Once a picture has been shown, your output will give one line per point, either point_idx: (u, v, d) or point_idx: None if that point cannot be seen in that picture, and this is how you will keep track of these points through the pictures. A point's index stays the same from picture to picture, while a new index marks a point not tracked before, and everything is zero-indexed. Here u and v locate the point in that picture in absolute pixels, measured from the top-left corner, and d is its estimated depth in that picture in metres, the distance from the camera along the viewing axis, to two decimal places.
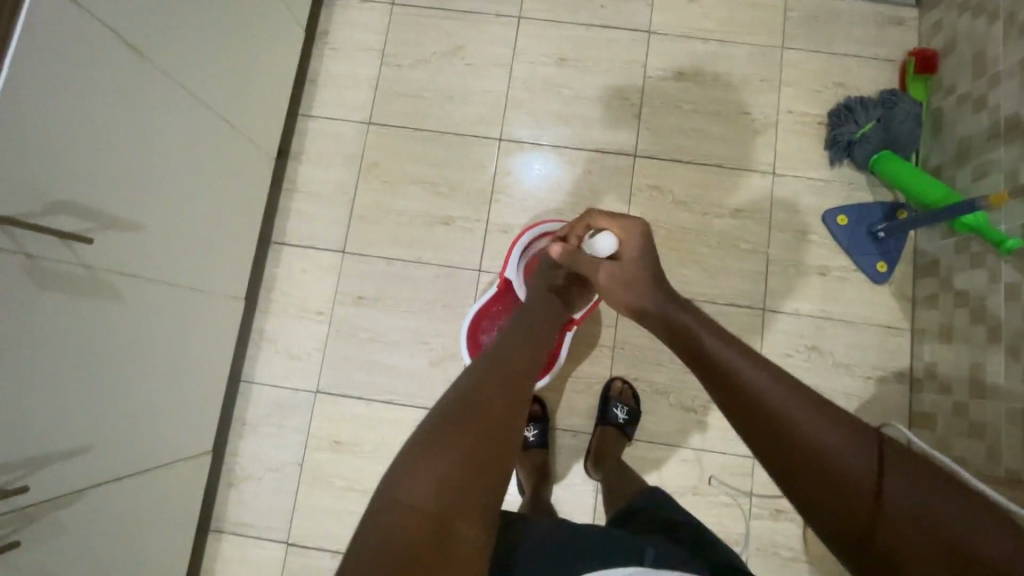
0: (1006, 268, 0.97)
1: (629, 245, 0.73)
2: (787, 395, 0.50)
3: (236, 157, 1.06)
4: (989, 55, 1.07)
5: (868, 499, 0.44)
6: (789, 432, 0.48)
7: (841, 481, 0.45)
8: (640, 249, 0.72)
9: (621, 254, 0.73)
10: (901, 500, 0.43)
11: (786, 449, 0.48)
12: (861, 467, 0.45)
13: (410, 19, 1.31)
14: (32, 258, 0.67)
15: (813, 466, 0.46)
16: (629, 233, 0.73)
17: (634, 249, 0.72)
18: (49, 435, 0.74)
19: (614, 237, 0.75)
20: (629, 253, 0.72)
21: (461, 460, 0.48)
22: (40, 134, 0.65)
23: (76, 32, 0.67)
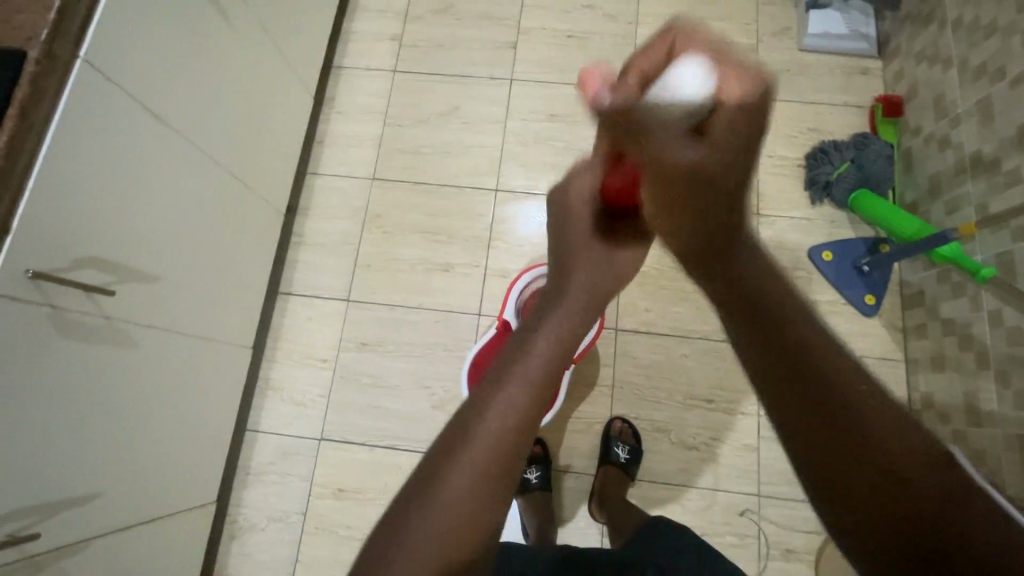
0: (986, 296, 1.00)
1: (724, 115, 0.45)
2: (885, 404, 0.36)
3: (247, 211, 1.12)
4: (948, 98, 1.14)
5: (921, 496, 0.33)
6: (866, 450, 0.35)
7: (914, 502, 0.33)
8: (740, 123, 0.45)
9: (710, 128, 0.45)
10: (997, 537, 0.32)
11: (866, 467, 0.35)
12: (938, 492, 0.33)
13: (410, 83, 1.42)
14: (57, 309, 0.72)
15: (888, 485, 0.34)
16: (737, 80, 0.45)
17: (728, 130, 0.45)
18: (64, 483, 0.76)
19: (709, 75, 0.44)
20: (722, 132, 0.45)
21: (475, 475, 0.40)
22: (71, 194, 0.71)
23: (109, 105, 0.75)
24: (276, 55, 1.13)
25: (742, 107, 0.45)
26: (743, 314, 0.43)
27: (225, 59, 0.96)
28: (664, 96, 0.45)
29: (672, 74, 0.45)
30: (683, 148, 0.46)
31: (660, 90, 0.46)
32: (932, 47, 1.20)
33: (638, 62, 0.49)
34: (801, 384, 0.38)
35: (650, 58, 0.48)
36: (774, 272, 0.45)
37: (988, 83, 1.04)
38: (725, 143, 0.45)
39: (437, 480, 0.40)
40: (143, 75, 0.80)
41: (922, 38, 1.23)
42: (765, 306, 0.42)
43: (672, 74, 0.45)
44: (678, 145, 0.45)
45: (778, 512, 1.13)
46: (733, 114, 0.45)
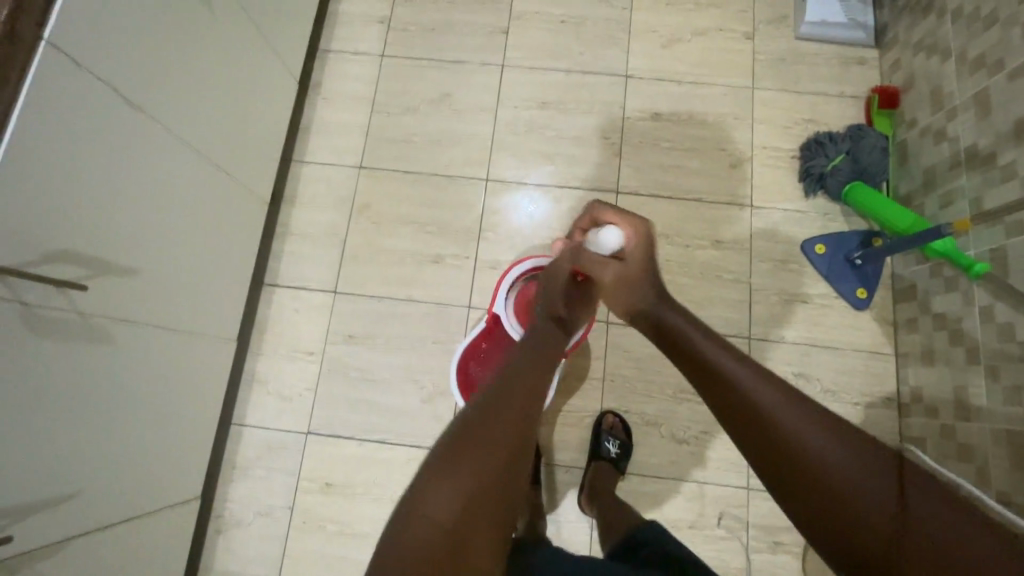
0: (978, 291, 1.00)
1: (633, 243, 0.72)
2: (813, 426, 0.47)
3: (229, 201, 1.09)
4: (945, 90, 1.13)
5: (882, 519, 0.42)
6: (811, 474, 0.45)
7: (858, 508, 0.43)
8: (642, 247, 0.72)
9: (626, 254, 0.72)
10: (922, 517, 0.41)
11: (810, 486, 0.45)
12: (874, 491, 0.43)
13: (399, 68, 1.38)
14: (27, 305, 0.69)
15: (836, 499, 0.44)
16: (632, 223, 0.73)
17: (636, 251, 0.72)
18: (37, 483, 0.74)
19: (619, 232, 0.72)
20: (632, 253, 0.72)
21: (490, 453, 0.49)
22: (39, 185, 0.68)
23: (79, 87, 0.71)
24: (259, 39, 1.09)
25: (640, 238, 0.72)
26: (705, 384, 0.54)
27: (205, 43, 0.93)
28: (594, 243, 0.73)
29: (601, 234, 0.72)
30: (612, 259, 0.72)
31: (592, 245, 0.73)
32: (930, 37, 1.18)
33: (578, 227, 0.78)
34: (760, 436, 0.48)
35: (582, 221, 0.78)
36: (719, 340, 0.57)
37: (986, 75, 1.03)
38: (638, 259, 0.71)
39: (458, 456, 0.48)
40: (115, 59, 0.76)
41: (921, 28, 1.21)
42: (720, 379, 0.53)
43: (601, 234, 0.72)
44: (608, 262, 0.71)
45: (767, 505, 1.13)
46: (637, 241, 0.72)
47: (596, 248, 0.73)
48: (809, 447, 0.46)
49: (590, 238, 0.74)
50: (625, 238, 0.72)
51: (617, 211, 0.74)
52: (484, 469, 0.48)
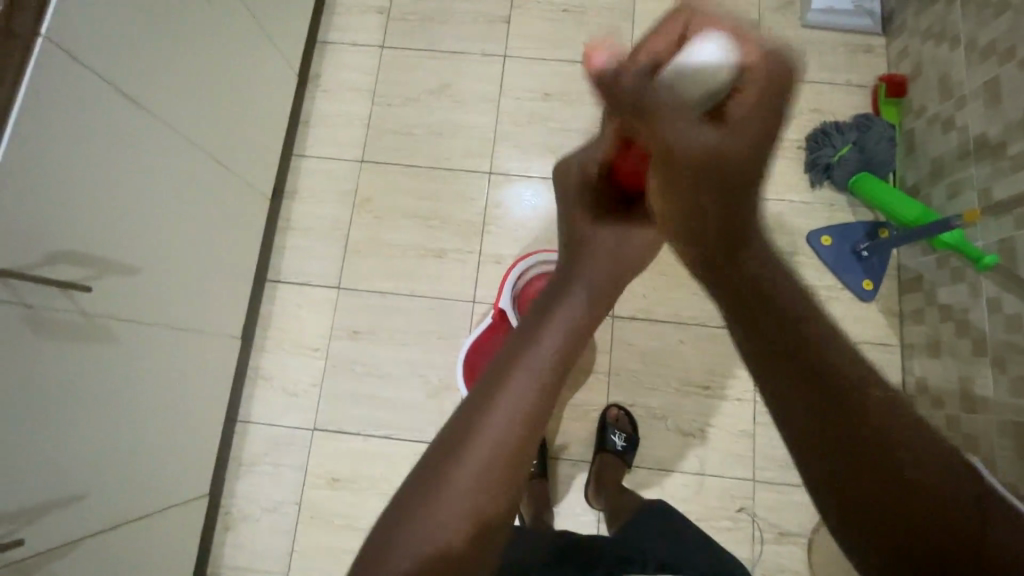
0: (986, 282, 0.99)
1: (749, 87, 0.41)
2: (892, 411, 0.37)
3: (230, 198, 1.08)
4: (954, 78, 1.12)
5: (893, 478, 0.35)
6: (894, 469, 0.35)
7: (941, 514, 0.34)
8: (763, 97, 0.41)
9: (732, 105, 0.41)
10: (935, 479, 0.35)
11: (884, 481, 0.35)
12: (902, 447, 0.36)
13: (399, 59, 1.36)
14: (30, 308, 0.68)
15: (918, 498, 0.35)
16: (757, 57, 0.41)
17: (753, 102, 0.41)
18: (48, 485, 0.74)
19: (728, 57, 0.41)
20: (746, 109, 0.41)
21: (457, 496, 0.40)
22: (40, 185, 0.67)
23: (77, 84, 0.70)
24: (257, 31, 1.07)
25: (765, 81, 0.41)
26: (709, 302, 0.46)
27: (203, 35, 0.91)
28: (684, 78, 0.41)
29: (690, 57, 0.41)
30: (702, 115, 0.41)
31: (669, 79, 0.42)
32: (940, 24, 1.16)
33: (648, 46, 0.44)
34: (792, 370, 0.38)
35: (664, 37, 0.44)
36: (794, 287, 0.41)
37: (996, 63, 1.02)
38: (749, 123, 0.41)
39: (419, 508, 0.40)
40: (112, 55, 0.75)
41: (929, 15, 1.19)
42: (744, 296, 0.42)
43: (691, 56, 0.41)
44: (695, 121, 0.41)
45: (773, 496, 1.14)
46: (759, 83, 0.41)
47: (676, 86, 0.41)
48: (894, 430, 0.36)
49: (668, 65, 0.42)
50: (735, 72, 0.41)
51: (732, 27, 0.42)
52: (447, 533, 0.39)
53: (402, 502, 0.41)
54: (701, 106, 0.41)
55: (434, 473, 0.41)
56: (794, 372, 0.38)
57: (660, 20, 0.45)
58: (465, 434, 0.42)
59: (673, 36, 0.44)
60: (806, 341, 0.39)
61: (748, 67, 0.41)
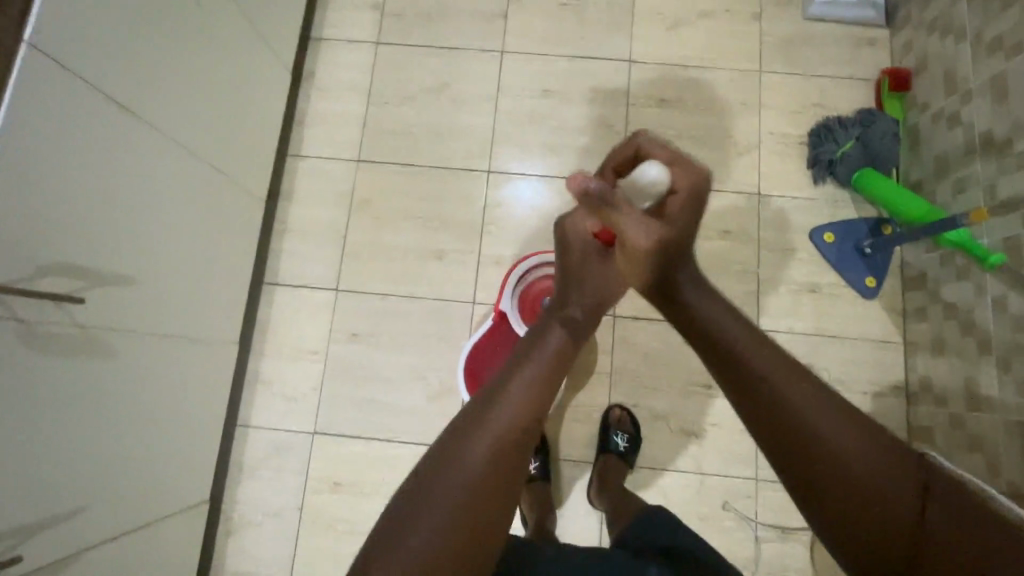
0: (991, 281, 0.99)
1: (681, 194, 0.57)
2: (846, 430, 0.44)
3: (225, 202, 1.06)
4: (960, 73, 1.10)
5: (843, 482, 0.43)
6: (844, 475, 0.43)
7: (889, 514, 0.42)
8: (691, 200, 0.57)
9: (668, 207, 0.57)
10: (879, 478, 0.43)
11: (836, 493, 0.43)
12: (852, 455, 0.44)
13: (395, 57, 1.33)
14: (22, 322, 0.66)
15: (878, 515, 0.43)
16: (683, 171, 0.58)
17: (683, 204, 0.57)
18: (45, 499, 0.73)
19: (668, 173, 0.57)
20: (678, 208, 0.57)
21: (455, 501, 0.43)
22: (28, 197, 0.65)
23: (64, 91, 0.68)
24: (249, 30, 1.04)
25: (693, 190, 0.57)
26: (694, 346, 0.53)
27: (194, 36, 0.88)
28: (635, 184, 0.57)
29: (641, 172, 0.56)
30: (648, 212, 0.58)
31: (628, 186, 0.57)
32: (944, 17, 1.14)
33: (613, 163, 0.62)
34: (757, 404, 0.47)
35: (622, 157, 0.61)
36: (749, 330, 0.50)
37: (1003, 57, 1.00)
38: (682, 217, 0.57)
39: (428, 497, 0.44)
40: (100, 59, 0.72)
41: (934, 7, 1.17)
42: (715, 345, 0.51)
43: (642, 171, 0.56)
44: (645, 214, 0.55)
45: (776, 496, 1.14)
46: (687, 190, 0.57)
47: (636, 191, 0.57)
48: (841, 443, 0.44)
49: (627, 177, 0.58)
50: (670, 185, 0.57)
51: (671, 151, 0.58)
52: (453, 519, 0.43)
53: (404, 508, 0.44)
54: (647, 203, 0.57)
55: (433, 481, 0.44)
56: (756, 403, 0.47)
57: (618, 146, 0.62)
58: (462, 445, 0.46)
59: (628, 153, 0.61)
60: (762, 375, 0.47)
61: (678, 182, 0.58)
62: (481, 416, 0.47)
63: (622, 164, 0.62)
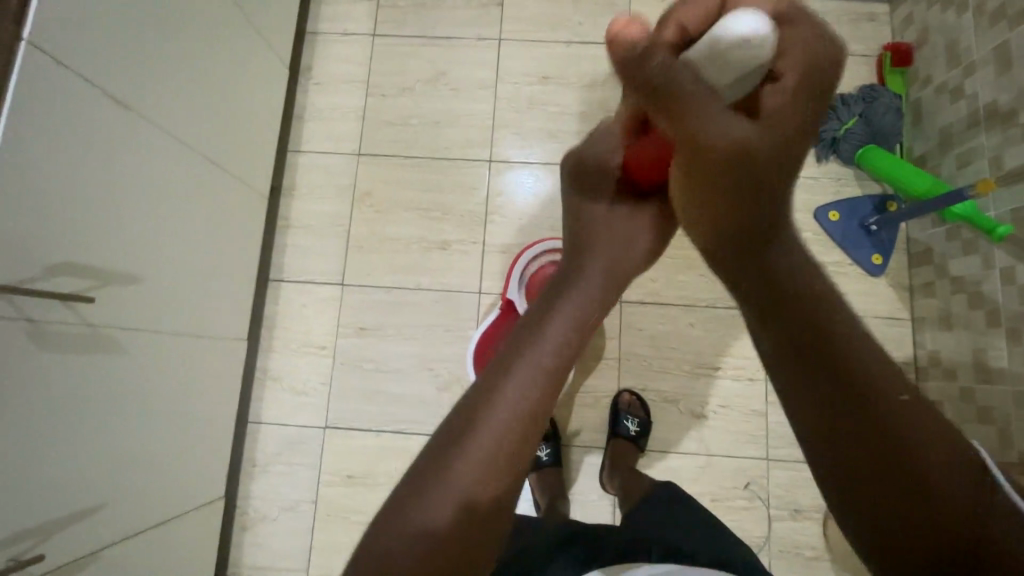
0: (998, 253, 0.98)
1: (791, 68, 0.44)
2: (906, 409, 0.38)
3: (227, 198, 1.06)
4: (962, 45, 1.09)
5: (895, 458, 0.37)
6: (890, 447, 0.38)
7: (929, 504, 0.37)
8: (805, 71, 0.44)
9: (763, 96, 0.44)
10: (930, 464, 0.37)
11: (885, 463, 0.38)
12: (911, 436, 0.38)
13: (391, 48, 1.32)
14: (33, 322, 0.67)
15: (916, 500, 0.37)
16: (791, 45, 0.45)
17: (790, 89, 0.44)
18: (64, 499, 0.74)
19: (770, 32, 0.44)
20: (781, 96, 0.44)
21: (462, 490, 0.41)
22: (34, 197, 0.65)
23: (63, 88, 0.67)
24: (244, 24, 1.04)
25: (810, 64, 0.44)
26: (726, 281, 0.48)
27: (191, 31, 0.88)
28: (713, 49, 0.43)
29: (732, 28, 0.43)
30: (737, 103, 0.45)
31: (714, 44, 0.43)
32: None
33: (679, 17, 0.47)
34: (810, 347, 0.41)
35: (692, 20, 0.47)
36: (806, 269, 0.44)
37: (1007, 27, 0.99)
38: (785, 111, 0.44)
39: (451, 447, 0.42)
40: (99, 58, 0.72)
41: None
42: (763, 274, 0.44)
43: (732, 27, 0.43)
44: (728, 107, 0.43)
45: (787, 475, 1.14)
46: (797, 67, 0.44)
47: (715, 62, 0.43)
48: (893, 416, 0.38)
49: (711, 33, 0.44)
50: (770, 49, 0.44)
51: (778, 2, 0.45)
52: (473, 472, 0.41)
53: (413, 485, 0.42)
54: (731, 85, 0.44)
55: (434, 473, 0.41)
56: (807, 350, 0.41)
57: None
58: (489, 392, 0.44)
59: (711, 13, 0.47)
60: (817, 321, 0.41)
61: (781, 52, 0.45)
62: (489, 396, 0.44)
63: (696, 28, 0.47)
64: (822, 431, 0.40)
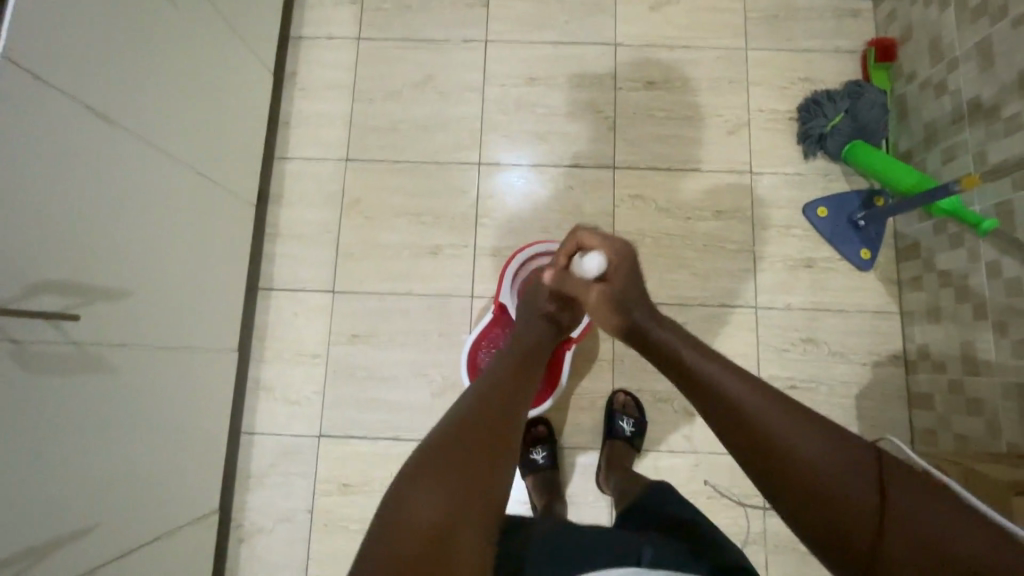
0: (984, 247, 1.00)
1: (615, 266, 0.72)
2: (793, 423, 0.47)
3: (214, 208, 1.04)
4: (945, 40, 1.10)
5: (799, 468, 0.45)
6: (791, 463, 0.45)
7: (845, 505, 0.43)
8: (629, 271, 0.72)
9: (611, 276, 0.71)
10: (829, 467, 0.44)
11: (793, 476, 0.45)
12: (806, 445, 0.46)
13: (377, 51, 1.31)
14: (18, 343, 0.66)
15: (833, 506, 0.43)
16: (615, 251, 0.72)
17: (621, 272, 0.71)
18: (56, 519, 0.72)
19: (601, 264, 0.71)
20: (618, 275, 0.71)
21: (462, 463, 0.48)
22: (15, 216, 0.64)
23: (41, 103, 0.66)
24: (227, 31, 1.02)
25: (625, 260, 0.72)
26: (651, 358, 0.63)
27: (172, 41, 0.87)
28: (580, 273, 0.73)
29: (586, 266, 0.72)
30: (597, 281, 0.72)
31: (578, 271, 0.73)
32: None
33: (563, 249, 0.76)
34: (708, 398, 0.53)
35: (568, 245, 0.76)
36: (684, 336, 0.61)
37: (988, 23, 1.00)
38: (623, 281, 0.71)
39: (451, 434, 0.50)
40: (79, 70, 0.71)
41: None
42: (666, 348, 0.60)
43: (586, 266, 0.72)
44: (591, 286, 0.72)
45: None
46: (621, 263, 0.72)
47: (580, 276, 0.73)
48: (784, 433, 0.47)
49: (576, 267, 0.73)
50: (607, 264, 0.72)
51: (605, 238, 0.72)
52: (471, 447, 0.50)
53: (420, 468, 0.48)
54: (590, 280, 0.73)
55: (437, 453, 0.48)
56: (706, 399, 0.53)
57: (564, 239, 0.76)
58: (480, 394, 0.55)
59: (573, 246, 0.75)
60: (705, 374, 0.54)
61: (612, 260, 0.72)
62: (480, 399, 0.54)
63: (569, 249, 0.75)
64: (745, 460, 0.49)
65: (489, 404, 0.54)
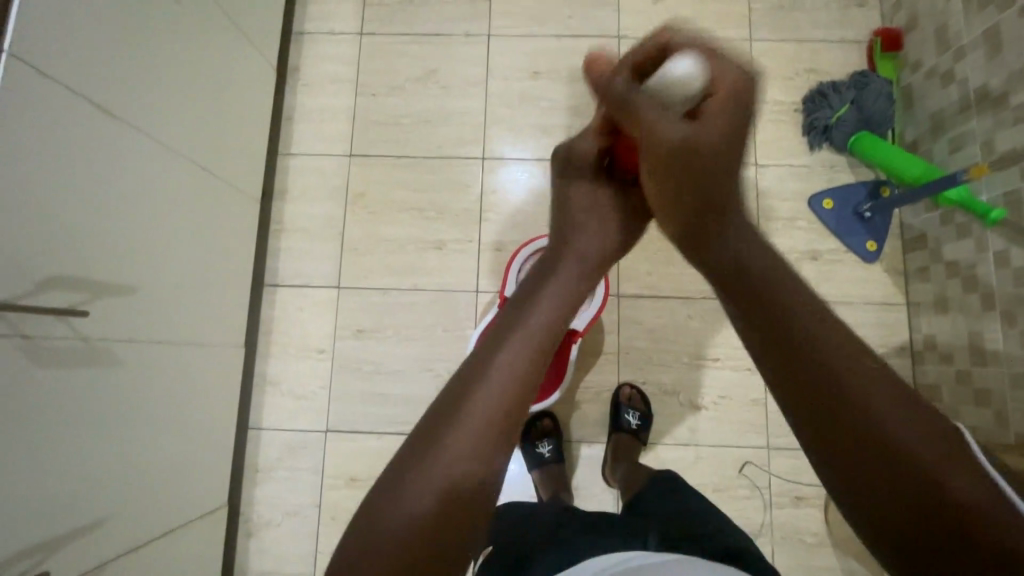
0: (992, 237, 0.99)
1: (721, 91, 0.48)
2: (868, 369, 0.35)
3: (218, 204, 1.04)
4: (952, 29, 1.09)
5: (860, 418, 0.34)
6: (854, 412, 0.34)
7: (906, 476, 0.32)
8: (733, 114, 0.48)
9: (705, 107, 0.48)
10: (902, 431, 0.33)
11: (856, 430, 0.34)
12: (879, 393, 0.34)
13: (379, 46, 1.31)
14: (28, 338, 0.66)
15: (893, 470, 0.33)
16: (724, 69, 0.49)
17: (723, 105, 0.48)
18: (66, 513, 0.73)
19: (700, 68, 0.48)
20: (716, 108, 0.47)
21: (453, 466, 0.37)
22: (22, 211, 0.64)
23: (46, 99, 0.66)
24: (230, 28, 1.02)
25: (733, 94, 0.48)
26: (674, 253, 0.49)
27: (176, 37, 0.87)
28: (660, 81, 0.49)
29: (671, 67, 0.49)
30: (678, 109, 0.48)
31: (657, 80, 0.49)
32: None
33: (633, 56, 0.52)
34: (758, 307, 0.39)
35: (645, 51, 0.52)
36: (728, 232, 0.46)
37: (996, 11, 0.99)
38: (718, 121, 0.47)
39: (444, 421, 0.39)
40: (84, 67, 0.71)
41: None
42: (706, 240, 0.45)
43: (672, 66, 0.49)
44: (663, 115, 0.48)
45: (788, 462, 1.15)
46: (727, 84, 0.48)
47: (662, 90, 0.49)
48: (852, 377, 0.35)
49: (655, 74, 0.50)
50: (705, 81, 0.48)
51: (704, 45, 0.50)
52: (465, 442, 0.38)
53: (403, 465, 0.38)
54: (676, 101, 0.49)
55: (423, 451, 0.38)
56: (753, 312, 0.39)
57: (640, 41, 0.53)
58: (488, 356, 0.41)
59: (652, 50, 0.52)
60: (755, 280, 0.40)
61: (715, 81, 0.48)
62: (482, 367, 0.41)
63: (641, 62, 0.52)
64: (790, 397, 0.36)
65: (495, 381, 0.40)
